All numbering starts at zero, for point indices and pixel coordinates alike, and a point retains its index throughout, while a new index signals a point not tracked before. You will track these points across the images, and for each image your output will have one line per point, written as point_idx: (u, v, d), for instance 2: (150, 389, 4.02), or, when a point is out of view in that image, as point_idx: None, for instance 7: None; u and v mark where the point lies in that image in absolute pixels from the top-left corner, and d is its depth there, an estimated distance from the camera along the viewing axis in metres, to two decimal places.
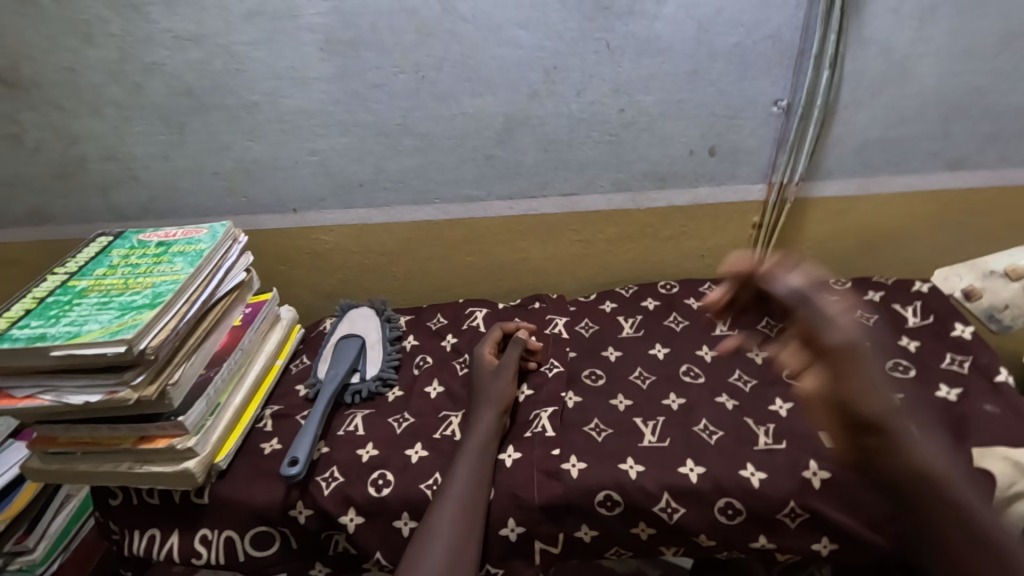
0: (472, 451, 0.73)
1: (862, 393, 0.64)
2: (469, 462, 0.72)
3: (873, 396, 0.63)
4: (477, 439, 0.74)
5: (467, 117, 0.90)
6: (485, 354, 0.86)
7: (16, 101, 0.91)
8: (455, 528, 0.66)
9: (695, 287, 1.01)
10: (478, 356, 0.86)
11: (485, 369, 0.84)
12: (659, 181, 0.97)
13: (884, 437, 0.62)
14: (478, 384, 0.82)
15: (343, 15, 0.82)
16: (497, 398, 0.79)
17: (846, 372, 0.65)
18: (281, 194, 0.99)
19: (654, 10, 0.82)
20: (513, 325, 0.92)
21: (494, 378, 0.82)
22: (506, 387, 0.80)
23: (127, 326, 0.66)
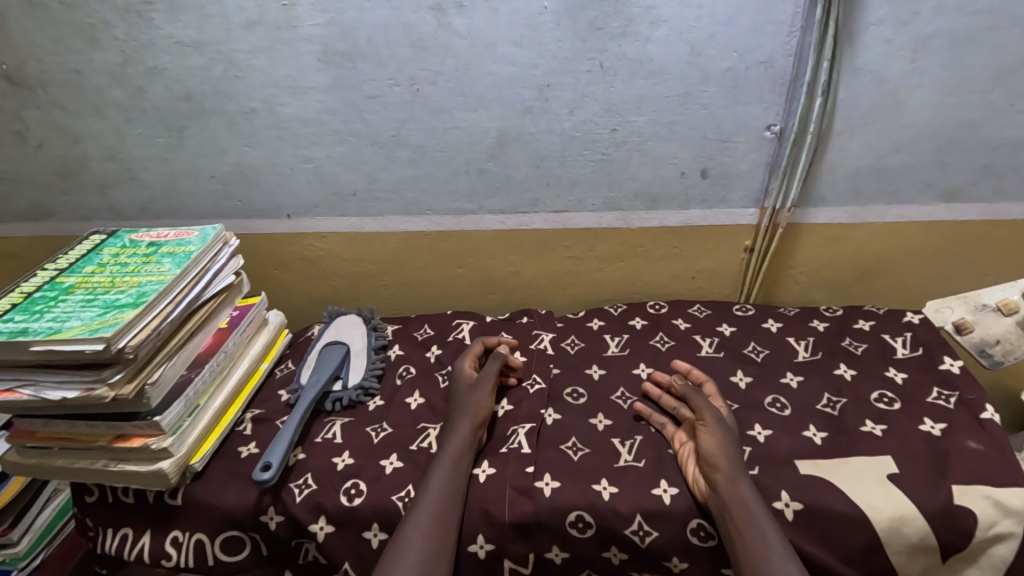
0: (446, 464, 0.72)
1: (716, 448, 0.70)
2: (441, 475, 0.71)
3: (722, 450, 0.70)
4: (451, 452, 0.74)
5: (460, 131, 0.91)
6: (465, 368, 0.86)
7: (20, 99, 0.93)
8: (427, 540, 0.65)
9: (684, 308, 1.00)
10: (459, 369, 0.86)
11: (466, 382, 0.84)
12: (651, 202, 0.97)
13: (724, 479, 0.67)
14: (456, 397, 0.82)
15: (341, 27, 0.84)
16: (474, 411, 0.79)
17: (706, 431, 0.72)
18: (275, 200, 1.00)
19: (647, 32, 0.82)
20: (495, 340, 0.91)
21: (473, 391, 0.81)
22: (483, 400, 0.80)
23: (108, 324, 0.67)
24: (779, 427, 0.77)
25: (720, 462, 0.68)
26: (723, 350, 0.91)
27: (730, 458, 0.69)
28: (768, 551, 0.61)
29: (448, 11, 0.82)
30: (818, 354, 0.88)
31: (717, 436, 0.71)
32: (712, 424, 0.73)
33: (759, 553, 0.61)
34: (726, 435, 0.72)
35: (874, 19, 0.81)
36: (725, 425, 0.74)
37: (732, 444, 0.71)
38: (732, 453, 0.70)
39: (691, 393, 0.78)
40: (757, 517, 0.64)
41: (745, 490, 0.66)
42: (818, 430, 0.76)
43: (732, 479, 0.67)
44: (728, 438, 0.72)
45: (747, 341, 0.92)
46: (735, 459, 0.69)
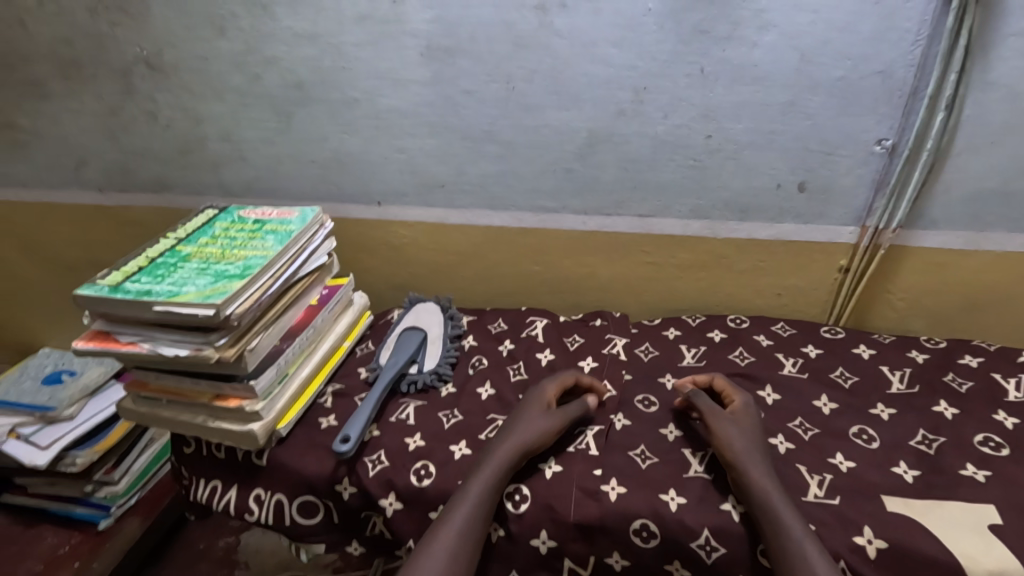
0: (477, 494, 0.69)
1: (723, 442, 0.72)
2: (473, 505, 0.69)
3: (729, 443, 0.71)
4: (488, 475, 0.71)
5: (551, 128, 0.92)
6: (547, 392, 0.81)
7: (156, 83, 1.02)
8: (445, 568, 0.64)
9: (767, 325, 0.97)
10: (541, 392, 0.81)
11: (540, 408, 0.78)
12: (740, 213, 0.94)
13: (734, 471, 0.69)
14: (518, 417, 0.78)
15: (445, 24, 0.86)
16: (528, 431, 0.75)
17: (712, 428, 0.74)
18: (368, 186, 1.05)
19: (755, 37, 0.79)
20: (588, 380, 0.84)
21: (539, 420, 0.76)
22: (550, 432, 0.75)
23: (218, 292, 0.72)
24: (865, 460, 0.73)
25: (729, 455, 0.70)
26: (806, 372, 0.87)
27: (752, 457, 0.70)
28: (804, 550, 0.61)
29: (551, 11, 0.83)
30: (914, 388, 0.82)
31: (726, 430, 0.73)
32: (715, 420, 0.75)
33: (802, 562, 0.60)
34: (730, 427, 0.74)
35: (1015, 29, 0.74)
36: (730, 418, 0.75)
37: (743, 437, 0.73)
38: (740, 445, 0.71)
39: (692, 395, 0.79)
40: (784, 517, 0.64)
41: (760, 480, 0.67)
42: (909, 467, 0.72)
43: (745, 471, 0.68)
44: (734, 431, 0.73)
45: (834, 366, 0.87)
46: (745, 450, 0.71)
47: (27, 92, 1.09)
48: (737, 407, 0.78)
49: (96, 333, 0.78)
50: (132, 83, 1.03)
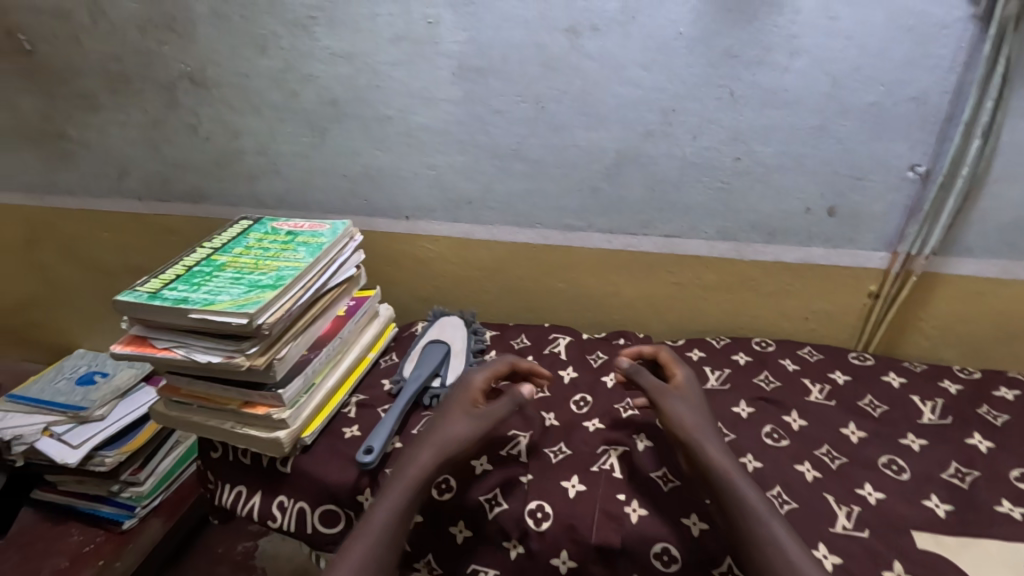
0: (379, 527, 0.67)
1: (675, 418, 0.73)
2: (372, 540, 0.66)
3: (679, 419, 0.72)
4: (392, 503, 0.69)
5: (580, 148, 0.93)
6: (474, 382, 0.81)
7: (198, 97, 1.06)
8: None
9: (794, 349, 0.96)
10: (465, 390, 0.80)
11: (468, 402, 0.78)
12: (768, 236, 0.93)
13: (690, 447, 0.70)
14: (438, 421, 0.76)
15: (478, 45, 0.88)
16: (446, 438, 0.74)
17: (664, 403, 0.75)
18: (396, 201, 1.07)
19: (787, 62, 0.79)
20: (527, 366, 0.87)
21: (463, 423, 0.75)
22: (470, 437, 0.74)
23: (252, 301, 0.75)
24: (894, 492, 0.72)
25: (682, 431, 0.71)
26: (834, 399, 0.85)
27: (705, 434, 0.71)
28: (767, 520, 0.63)
29: (582, 34, 0.84)
30: (947, 419, 0.81)
31: (674, 406, 0.74)
32: (662, 396, 0.76)
33: (767, 537, 0.61)
34: (680, 403, 0.75)
35: None
36: (676, 393, 0.76)
37: (693, 412, 0.74)
38: (691, 421, 0.72)
39: (634, 372, 0.79)
40: (742, 488, 0.65)
41: (716, 455, 0.68)
42: (941, 501, 0.71)
43: (698, 444, 0.70)
44: (683, 407, 0.74)
45: (863, 393, 0.86)
46: (697, 426, 0.72)
47: (76, 105, 1.14)
48: (679, 381, 0.80)
49: (133, 337, 0.81)
50: (175, 97, 1.07)
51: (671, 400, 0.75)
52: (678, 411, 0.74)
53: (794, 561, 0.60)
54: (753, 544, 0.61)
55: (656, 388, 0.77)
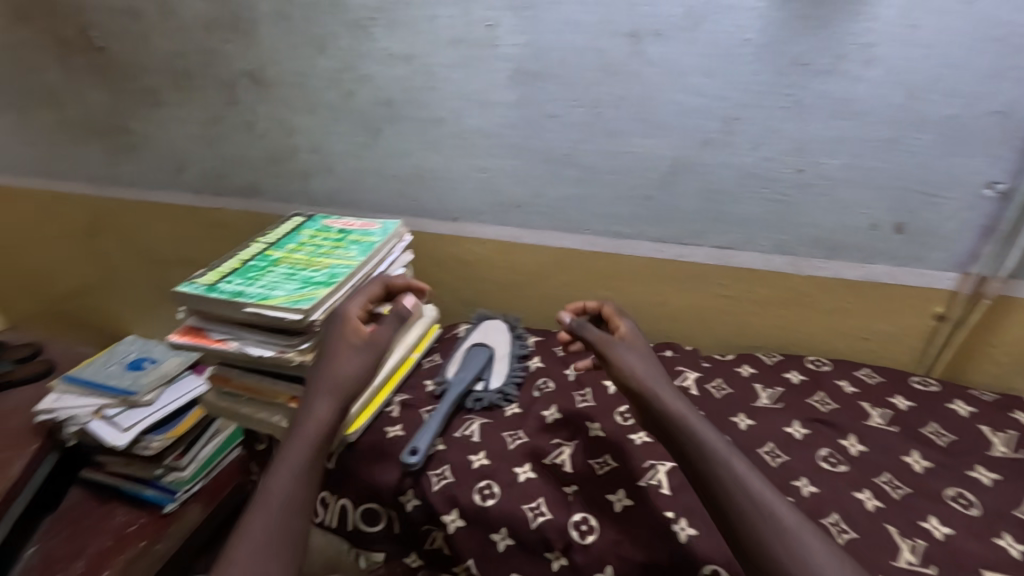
0: (282, 499, 0.62)
1: (627, 366, 0.72)
2: (273, 513, 0.61)
3: (629, 366, 0.72)
4: (291, 468, 0.65)
5: (635, 155, 0.91)
6: (351, 313, 0.75)
7: (256, 95, 1.09)
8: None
9: (851, 370, 0.92)
10: (346, 326, 0.74)
11: (350, 339, 0.74)
12: (829, 251, 0.90)
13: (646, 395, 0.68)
14: (330, 365, 0.71)
15: (537, 48, 0.87)
16: (340, 380, 0.71)
17: (614, 354, 0.74)
18: (445, 203, 1.07)
19: (860, 71, 0.76)
20: (400, 284, 0.85)
21: (354, 362, 0.72)
22: (364, 374, 0.72)
23: (306, 298, 0.75)
24: (962, 527, 0.68)
25: (636, 378, 0.70)
26: (896, 424, 0.82)
27: (658, 383, 0.70)
28: (730, 460, 0.61)
29: (644, 39, 0.82)
30: (1021, 454, 0.77)
31: (623, 356, 0.73)
32: (610, 347, 0.75)
33: (734, 481, 0.59)
34: (629, 351, 0.74)
35: None
36: (623, 342, 0.76)
37: (643, 360, 0.73)
38: (640, 368, 0.71)
39: (579, 327, 0.79)
40: (701, 432, 0.63)
41: (670, 400, 0.67)
42: (1015, 540, 0.67)
43: (653, 392, 0.68)
44: (632, 355, 0.73)
45: (927, 421, 0.82)
46: (645, 371, 0.71)
47: (141, 99, 1.18)
48: (624, 333, 0.79)
49: (189, 328, 0.83)
50: (235, 94, 1.10)
51: (619, 351, 0.74)
52: (626, 359, 0.73)
53: (762, 500, 0.58)
54: (724, 489, 0.59)
55: (605, 339, 0.76)
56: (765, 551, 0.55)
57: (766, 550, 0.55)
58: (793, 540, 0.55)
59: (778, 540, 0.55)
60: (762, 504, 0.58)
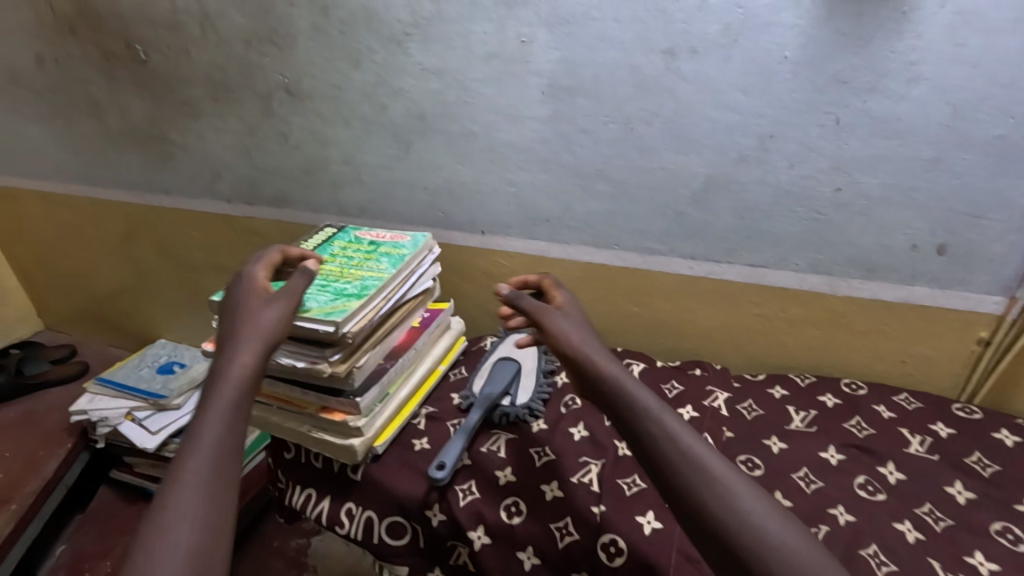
0: (211, 438, 0.59)
1: (563, 334, 0.70)
2: (206, 456, 0.58)
3: (564, 334, 0.70)
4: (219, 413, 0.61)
5: (667, 171, 0.91)
6: (257, 276, 0.76)
7: (291, 107, 1.11)
8: (194, 541, 0.52)
9: (888, 395, 0.91)
10: (252, 286, 0.74)
11: (257, 294, 0.73)
12: (866, 272, 0.88)
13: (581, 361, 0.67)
14: (241, 317, 0.70)
15: (570, 64, 0.87)
16: (262, 331, 0.69)
17: (551, 323, 0.72)
18: (474, 216, 1.07)
19: (903, 90, 0.75)
20: (297, 253, 0.85)
21: (269, 310, 0.71)
22: (285, 318, 0.71)
23: (338, 309, 0.75)
24: (1010, 563, 0.66)
25: (572, 346, 0.69)
26: (937, 453, 0.80)
27: (588, 344, 0.69)
28: (661, 417, 0.60)
29: (679, 56, 0.81)
30: None
31: (557, 321, 0.72)
32: (546, 316, 0.73)
33: (666, 436, 0.59)
34: (564, 319, 0.72)
35: None
36: (561, 312, 0.74)
37: (579, 328, 0.72)
38: (574, 335, 0.70)
39: (515, 297, 0.75)
40: (634, 392, 0.62)
41: (604, 364, 0.66)
42: None
43: (587, 355, 0.67)
44: (568, 323, 0.72)
45: (970, 450, 0.80)
46: (580, 339, 0.69)
47: (179, 111, 1.21)
48: (560, 302, 0.78)
49: None
50: (271, 106, 1.12)
51: (554, 320, 0.72)
52: (561, 327, 0.71)
53: (693, 453, 0.57)
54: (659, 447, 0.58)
55: (539, 308, 0.73)
56: (700, 504, 0.54)
57: (702, 503, 0.54)
58: (723, 490, 0.54)
59: (709, 490, 0.55)
60: (694, 458, 0.57)
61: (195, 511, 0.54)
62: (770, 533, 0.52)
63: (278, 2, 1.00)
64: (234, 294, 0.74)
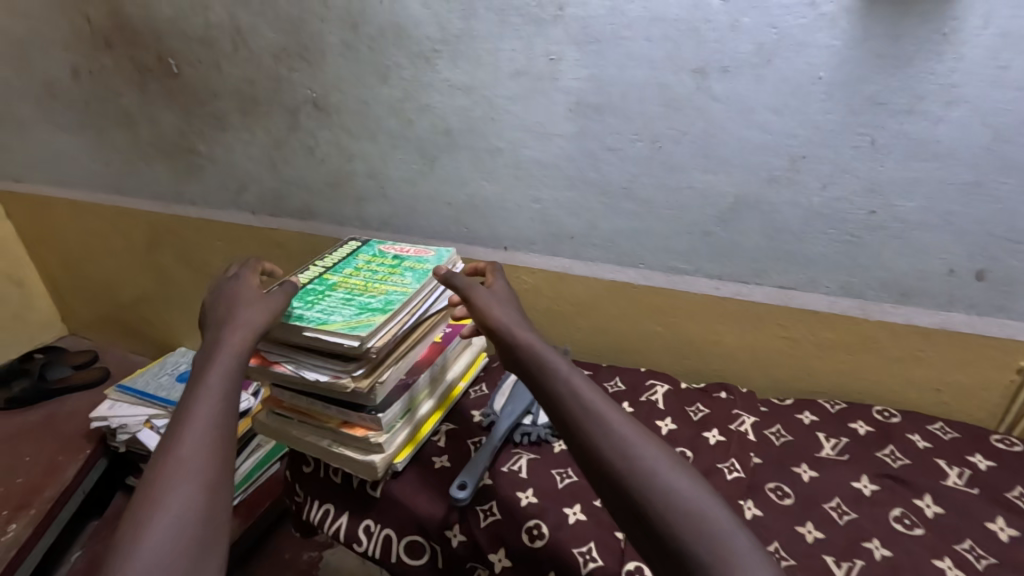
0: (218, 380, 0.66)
1: (489, 309, 0.74)
2: (216, 395, 0.65)
3: (489, 309, 0.74)
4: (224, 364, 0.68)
5: (695, 191, 0.90)
6: (249, 281, 0.80)
7: (318, 121, 1.12)
8: (205, 468, 0.58)
9: (923, 423, 0.88)
10: (235, 289, 0.79)
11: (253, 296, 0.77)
12: (900, 296, 0.86)
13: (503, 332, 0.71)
14: (232, 313, 0.74)
15: (599, 82, 0.87)
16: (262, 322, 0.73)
17: (476, 299, 0.76)
18: (498, 232, 1.07)
19: (941, 112, 0.73)
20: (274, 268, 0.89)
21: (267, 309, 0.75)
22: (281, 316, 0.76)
23: (363, 324, 0.75)
24: None
25: (494, 319, 0.73)
26: (977, 486, 0.77)
27: (505, 314, 0.74)
28: (570, 377, 0.64)
29: (711, 75, 0.81)
30: None
31: (483, 297, 0.77)
32: (475, 293, 0.77)
33: (571, 392, 0.63)
34: (490, 296, 0.77)
35: None
36: (490, 292, 0.79)
37: (506, 306, 0.76)
38: (499, 311, 0.74)
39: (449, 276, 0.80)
40: (548, 357, 0.67)
41: (524, 335, 0.70)
42: None
43: (506, 327, 0.72)
44: (495, 301, 0.76)
45: (1012, 484, 0.77)
46: (503, 314, 0.74)
47: (208, 123, 1.23)
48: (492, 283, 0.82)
49: None
50: (298, 120, 1.13)
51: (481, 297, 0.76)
52: (486, 303, 0.75)
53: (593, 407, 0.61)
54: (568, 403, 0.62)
55: (466, 286, 0.78)
56: (593, 449, 0.59)
57: (595, 447, 0.58)
58: (617, 439, 0.58)
59: (605, 440, 0.58)
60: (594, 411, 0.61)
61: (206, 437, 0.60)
62: (658, 476, 0.55)
63: (310, 18, 1.01)
64: (219, 301, 0.78)
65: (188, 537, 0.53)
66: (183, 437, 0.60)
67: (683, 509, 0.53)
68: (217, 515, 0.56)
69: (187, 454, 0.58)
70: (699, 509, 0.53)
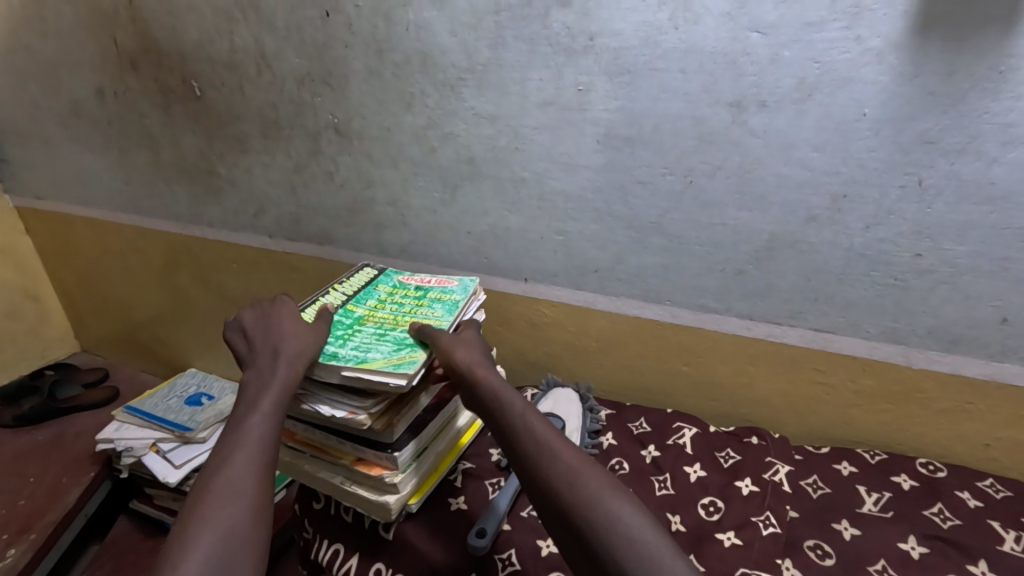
0: (269, 400, 0.68)
1: (461, 357, 0.72)
2: (258, 421, 0.66)
3: (462, 356, 0.72)
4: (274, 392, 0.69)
5: (727, 228, 0.86)
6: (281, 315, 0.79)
7: (340, 148, 1.10)
8: (252, 491, 0.61)
9: (972, 479, 0.82)
10: (261, 319, 0.79)
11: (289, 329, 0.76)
12: (947, 344, 0.81)
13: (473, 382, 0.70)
14: (262, 346, 0.74)
15: (630, 113, 0.84)
16: (291, 355, 0.72)
17: (446, 345, 0.74)
18: (520, 263, 1.04)
19: (997, 152, 0.69)
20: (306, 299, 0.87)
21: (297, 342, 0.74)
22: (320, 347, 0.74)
23: (407, 361, 0.71)
24: None
25: (462, 367, 0.71)
26: None
27: (468, 354, 0.73)
28: (525, 414, 0.66)
29: (748, 109, 0.78)
30: None
31: (452, 342, 0.74)
32: (447, 339, 0.75)
33: (523, 427, 0.65)
34: (463, 343, 0.75)
35: None
36: (462, 338, 0.76)
37: (478, 353, 0.75)
38: (471, 359, 0.73)
39: (422, 326, 0.77)
40: (506, 397, 0.68)
41: (493, 385, 0.70)
42: None
43: (472, 374, 0.71)
44: (466, 347, 0.74)
45: None
46: (475, 362, 0.72)
47: (230, 146, 1.22)
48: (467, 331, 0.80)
49: None
50: (319, 145, 1.12)
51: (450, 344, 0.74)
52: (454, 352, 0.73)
53: (544, 441, 0.63)
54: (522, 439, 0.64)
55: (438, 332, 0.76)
56: (546, 482, 0.60)
57: (544, 480, 0.61)
58: (569, 471, 0.60)
59: (556, 473, 0.60)
60: (544, 445, 0.63)
61: (252, 463, 0.63)
62: (600, 501, 0.57)
63: (334, 44, 1.00)
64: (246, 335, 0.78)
65: (229, 552, 0.56)
66: (235, 459, 0.63)
67: (627, 538, 0.54)
68: (256, 537, 0.58)
69: (238, 477, 0.62)
70: (645, 538, 0.54)
